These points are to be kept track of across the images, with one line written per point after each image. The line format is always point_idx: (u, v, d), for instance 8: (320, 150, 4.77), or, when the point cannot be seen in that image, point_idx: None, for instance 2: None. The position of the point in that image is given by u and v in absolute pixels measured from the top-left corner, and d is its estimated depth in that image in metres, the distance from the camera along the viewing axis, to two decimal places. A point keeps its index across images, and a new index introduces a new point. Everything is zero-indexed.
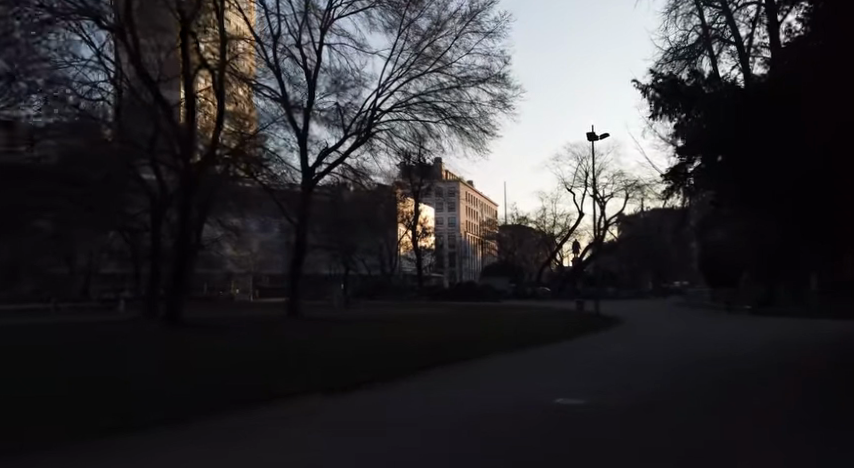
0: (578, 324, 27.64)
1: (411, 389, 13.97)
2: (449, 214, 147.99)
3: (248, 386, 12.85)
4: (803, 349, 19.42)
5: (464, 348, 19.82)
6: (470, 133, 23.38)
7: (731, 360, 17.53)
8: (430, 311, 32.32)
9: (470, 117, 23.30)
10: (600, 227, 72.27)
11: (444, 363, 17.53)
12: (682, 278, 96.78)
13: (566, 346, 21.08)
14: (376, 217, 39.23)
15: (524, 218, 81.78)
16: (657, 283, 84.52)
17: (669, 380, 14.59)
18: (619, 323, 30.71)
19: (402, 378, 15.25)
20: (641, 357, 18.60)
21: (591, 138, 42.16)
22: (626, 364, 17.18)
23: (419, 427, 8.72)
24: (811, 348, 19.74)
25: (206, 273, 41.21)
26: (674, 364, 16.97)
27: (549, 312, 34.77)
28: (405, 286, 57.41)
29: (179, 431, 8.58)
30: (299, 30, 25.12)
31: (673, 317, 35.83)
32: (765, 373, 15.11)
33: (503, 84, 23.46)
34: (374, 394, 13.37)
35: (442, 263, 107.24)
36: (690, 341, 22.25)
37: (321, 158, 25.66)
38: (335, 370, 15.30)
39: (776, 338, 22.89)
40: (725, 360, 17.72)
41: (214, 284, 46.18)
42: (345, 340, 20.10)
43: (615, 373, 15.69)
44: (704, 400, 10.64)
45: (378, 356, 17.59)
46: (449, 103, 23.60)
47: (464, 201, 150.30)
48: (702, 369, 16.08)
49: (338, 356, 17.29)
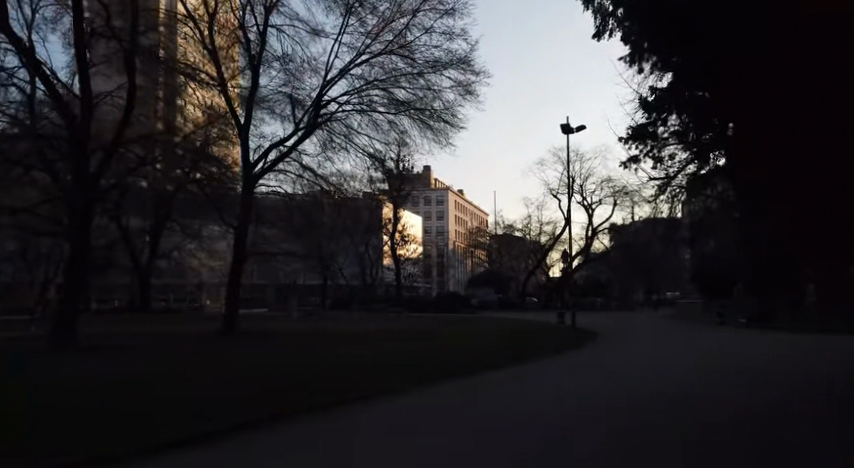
0: (555, 339, 26.21)
1: (356, 412, 12.52)
2: (437, 223, 146.90)
3: (169, 407, 11.40)
4: (793, 367, 18.02)
5: (424, 365, 18.32)
6: (435, 125, 22.20)
7: (711, 379, 16.11)
8: (406, 325, 30.79)
9: (434, 109, 22.13)
10: (588, 235, 71.03)
11: (403, 381, 16.05)
12: (674, 289, 95.75)
13: (537, 364, 19.65)
14: (353, 225, 37.79)
15: (510, 226, 80.64)
16: (649, 294, 83.33)
17: (635, 401, 13.20)
18: (601, 337, 29.25)
19: (352, 399, 13.84)
20: (607, 375, 17.16)
21: (567, 132, 40.89)
22: (601, 384, 15.68)
23: (346, 457, 7.40)
24: (802, 365, 18.37)
25: (176, 282, 39.79)
26: (642, 384, 15.51)
27: (531, 326, 33.26)
28: (386, 296, 55.94)
29: (58, 452, 7.24)
30: (243, 11, 23.77)
31: (657, 331, 34.52)
32: (748, 397, 13.68)
33: (465, 69, 22.25)
34: (312, 416, 11.98)
35: (429, 274, 105.87)
36: (673, 357, 20.80)
37: (267, 154, 24.01)
38: (273, 390, 13.79)
39: (765, 354, 21.48)
40: (704, 378, 16.31)
41: (185, 294, 44.57)
42: (303, 357, 18.61)
43: (587, 394, 14.24)
44: (675, 434, 9.31)
45: (330, 376, 16.06)
46: (412, 94, 22.33)
47: (453, 209, 149.57)
48: (671, 389, 14.60)
49: (281, 375, 15.74)
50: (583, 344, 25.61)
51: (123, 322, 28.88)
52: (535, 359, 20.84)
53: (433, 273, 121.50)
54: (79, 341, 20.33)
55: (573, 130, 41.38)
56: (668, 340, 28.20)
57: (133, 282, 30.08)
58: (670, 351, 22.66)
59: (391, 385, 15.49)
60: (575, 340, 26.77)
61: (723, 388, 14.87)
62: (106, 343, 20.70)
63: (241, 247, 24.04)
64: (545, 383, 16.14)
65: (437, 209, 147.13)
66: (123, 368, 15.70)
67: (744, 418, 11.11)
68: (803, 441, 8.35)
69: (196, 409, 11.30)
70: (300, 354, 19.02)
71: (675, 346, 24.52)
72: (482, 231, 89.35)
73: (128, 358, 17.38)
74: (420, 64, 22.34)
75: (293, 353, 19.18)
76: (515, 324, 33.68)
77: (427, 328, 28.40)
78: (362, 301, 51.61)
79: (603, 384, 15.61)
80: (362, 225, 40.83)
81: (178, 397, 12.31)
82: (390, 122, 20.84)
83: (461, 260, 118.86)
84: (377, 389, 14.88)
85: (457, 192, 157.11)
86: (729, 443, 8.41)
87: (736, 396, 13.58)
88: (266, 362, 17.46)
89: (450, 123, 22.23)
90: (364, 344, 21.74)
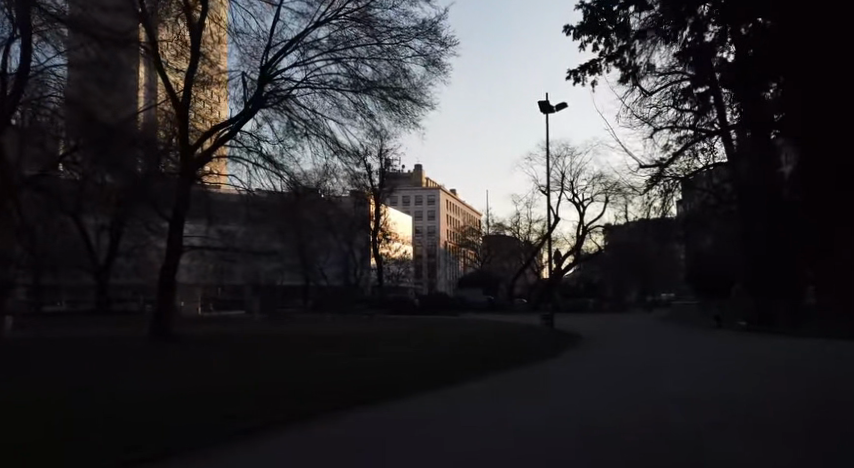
0: (539, 344, 24.63)
1: (304, 425, 10.93)
2: (428, 223, 145.75)
3: (76, 414, 9.65)
4: (799, 375, 16.34)
5: (385, 372, 16.78)
6: (401, 105, 21.08)
7: (706, 388, 14.37)
8: (385, 329, 29.10)
9: (403, 86, 21.00)
10: (580, 233, 69.72)
11: (367, 392, 14.39)
12: (670, 291, 94.18)
13: (518, 372, 18.05)
14: (335, 223, 36.19)
15: (501, 225, 79.44)
16: (643, 295, 81.93)
17: (610, 411, 11.67)
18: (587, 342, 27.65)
19: (304, 409, 12.19)
20: (579, 383, 15.68)
21: (548, 113, 39.42)
22: (587, 393, 14.05)
23: None
24: (808, 374, 16.69)
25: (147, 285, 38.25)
26: (613, 392, 14.08)
27: (517, 329, 31.59)
28: (371, 297, 54.41)
29: None
30: None
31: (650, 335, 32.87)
32: (745, 408, 12.04)
33: (432, 41, 21.09)
34: (255, 425, 10.37)
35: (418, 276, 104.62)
36: (663, 363, 19.14)
37: (218, 137, 22.00)
38: (215, 399, 12.07)
39: (764, 360, 19.84)
40: (701, 387, 14.57)
41: None
42: (262, 363, 16.95)
43: (569, 405, 12.63)
44: (660, 448, 7.78)
45: (288, 384, 14.44)
46: (379, 71, 21.06)
47: (445, 210, 148.78)
48: (642, 399, 13.10)
49: (226, 384, 14.03)
50: (568, 349, 24.03)
51: (73, 325, 27.27)
52: (518, 366, 19.32)
53: (423, 274, 119.73)
54: (6, 346, 18.72)
55: (555, 111, 40.01)
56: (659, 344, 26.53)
57: (88, 281, 28.47)
58: (647, 357, 21.17)
59: (344, 392, 14.03)
60: (561, 345, 25.18)
61: (721, 397, 13.21)
62: (37, 348, 19.13)
63: (183, 243, 22.14)
64: (515, 392, 14.70)
65: (429, 209, 146.21)
66: (39, 375, 14.15)
67: (750, 430, 9.50)
68: (778, 459, 7.03)
69: (112, 417, 9.56)
70: (260, 361, 17.34)
71: (656, 351, 22.99)
72: (473, 230, 88.10)
73: (51, 365, 15.79)
74: (384, 34, 21.04)
75: (251, 360, 17.43)
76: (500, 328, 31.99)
77: (406, 331, 26.75)
78: (343, 303, 49.93)
79: (579, 393, 14.14)
80: (342, 222, 39.30)
81: (92, 402, 10.85)
82: (357, 104, 19.62)
83: (451, 262, 117.52)
84: (342, 401, 13.22)
85: (450, 192, 156.12)
86: (700, 458, 7.14)
87: (708, 407, 12.12)
88: (218, 370, 15.81)
89: (416, 100, 21.10)
90: (333, 350, 20.02)
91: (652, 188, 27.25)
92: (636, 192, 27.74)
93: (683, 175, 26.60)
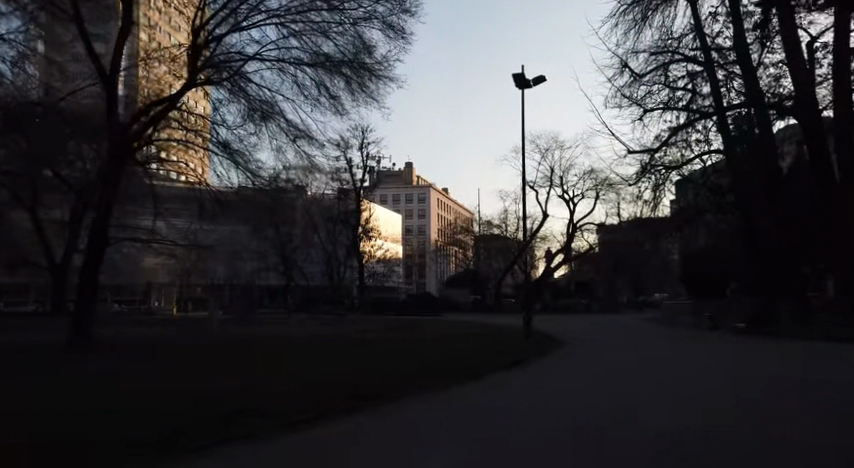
0: (517, 345, 23.53)
1: (260, 420, 9.72)
2: (418, 222, 144.69)
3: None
4: (796, 378, 15.28)
5: (348, 374, 15.63)
6: (366, 81, 20.10)
7: (695, 392, 13.26)
8: (361, 329, 27.88)
9: (367, 60, 19.99)
10: (570, 231, 68.75)
11: (328, 392, 13.18)
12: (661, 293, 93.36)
13: (489, 375, 16.90)
14: (312, 220, 35.06)
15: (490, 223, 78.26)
16: (634, 296, 81.11)
17: (590, 416, 10.43)
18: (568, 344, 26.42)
19: (255, 408, 10.97)
20: (564, 385, 14.97)
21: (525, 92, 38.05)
22: (568, 399, 12.87)
23: None
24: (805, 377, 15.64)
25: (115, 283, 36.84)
26: (604, 394, 13.42)
27: (497, 330, 30.38)
28: (354, 297, 53.22)
29: None
30: None
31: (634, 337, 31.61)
32: (739, 413, 10.92)
33: (396, 8, 20.06)
34: (207, 422, 9.13)
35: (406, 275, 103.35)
36: (648, 365, 18.05)
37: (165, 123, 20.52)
38: (161, 400, 10.85)
39: (756, 363, 18.72)
40: (689, 390, 13.49)
41: None
42: (214, 365, 15.67)
43: (544, 411, 11.44)
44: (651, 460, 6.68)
45: (241, 385, 13.16)
46: (341, 44, 19.97)
47: (436, 208, 147.85)
48: (631, 400, 12.43)
49: (170, 385, 12.71)
50: (549, 351, 22.85)
51: (34, 326, 26.11)
52: (493, 368, 18.13)
53: (413, 273, 119.10)
54: None
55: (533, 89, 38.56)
56: (644, 346, 25.30)
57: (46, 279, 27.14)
58: (633, 358, 20.39)
59: (317, 388, 13.29)
60: (540, 346, 24.05)
61: (715, 402, 12.07)
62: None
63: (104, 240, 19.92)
64: (497, 394, 13.97)
65: (419, 206, 145.15)
66: None
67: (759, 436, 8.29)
68: (781, 460, 6.61)
69: (24, 419, 8.18)
70: (213, 362, 16.07)
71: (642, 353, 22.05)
72: (461, 229, 87.00)
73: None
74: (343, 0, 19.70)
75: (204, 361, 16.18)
76: (480, 329, 30.83)
77: (381, 332, 25.62)
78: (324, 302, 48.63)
79: (563, 395, 13.51)
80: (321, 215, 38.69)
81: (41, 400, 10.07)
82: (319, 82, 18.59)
83: (440, 262, 116.38)
84: (299, 402, 12.03)
85: (441, 191, 155.12)
86: (698, 458, 6.72)
87: (700, 409, 11.46)
88: (158, 371, 14.47)
89: (381, 76, 20.22)
90: (297, 352, 18.78)
91: (641, 182, 26.82)
92: (625, 184, 27.08)
93: (674, 164, 26.37)
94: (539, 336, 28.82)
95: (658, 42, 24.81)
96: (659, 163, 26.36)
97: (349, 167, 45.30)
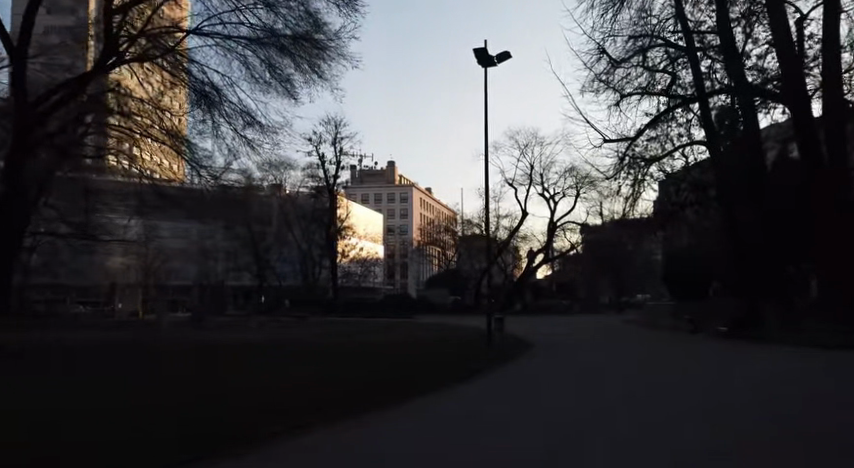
0: (484, 349, 22.62)
1: (189, 420, 8.83)
2: (401, 222, 143.74)
3: None
4: (768, 384, 14.49)
5: (293, 381, 14.64)
6: (318, 62, 19.28)
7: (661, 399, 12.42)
8: (325, 333, 26.77)
9: (319, 39, 19.18)
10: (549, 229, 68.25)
11: (267, 398, 12.20)
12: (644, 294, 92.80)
13: (445, 382, 15.93)
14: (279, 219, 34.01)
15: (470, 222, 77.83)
16: (615, 296, 80.52)
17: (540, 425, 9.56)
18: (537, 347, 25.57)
19: (180, 410, 9.96)
20: (539, 389, 14.33)
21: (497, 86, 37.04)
22: (524, 407, 11.97)
23: None
24: (778, 383, 14.87)
25: None
26: (581, 399, 12.82)
27: (468, 333, 29.48)
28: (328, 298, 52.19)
29: None
30: None
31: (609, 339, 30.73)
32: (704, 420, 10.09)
33: None
34: (118, 425, 8.14)
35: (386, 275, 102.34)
36: (614, 372, 17.18)
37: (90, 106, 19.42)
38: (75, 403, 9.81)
39: (728, 369, 17.88)
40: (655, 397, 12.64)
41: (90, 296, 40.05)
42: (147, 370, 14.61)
43: (494, 419, 10.54)
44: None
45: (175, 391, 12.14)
46: (292, 23, 19.10)
47: (418, 208, 146.97)
48: (605, 406, 11.72)
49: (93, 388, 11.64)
50: (515, 356, 21.97)
51: None
52: (452, 374, 17.26)
53: (393, 274, 118.07)
54: None
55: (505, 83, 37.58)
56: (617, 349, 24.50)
57: None
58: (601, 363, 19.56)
59: (273, 394, 12.51)
60: (507, 350, 23.14)
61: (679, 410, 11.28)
62: None
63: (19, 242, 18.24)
64: (472, 399, 13.34)
65: (401, 206, 144.39)
66: None
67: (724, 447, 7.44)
68: None
69: None
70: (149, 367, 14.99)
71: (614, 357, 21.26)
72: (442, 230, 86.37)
73: None
74: None
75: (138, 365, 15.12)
76: (450, 332, 29.86)
77: (343, 336, 24.53)
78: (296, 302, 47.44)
79: (522, 402, 12.60)
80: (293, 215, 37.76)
81: None
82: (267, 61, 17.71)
83: (422, 263, 115.32)
84: (234, 406, 11.05)
85: (425, 190, 154.61)
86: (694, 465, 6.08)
87: (665, 415, 10.67)
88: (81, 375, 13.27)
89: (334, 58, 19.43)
90: (244, 359, 17.69)
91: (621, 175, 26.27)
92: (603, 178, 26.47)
93: (654, 156, 25.84)
94: (512, 339, 28.15)
95: (638, 27, 24.10)
96: (639, 156, 25.83)
97: (322, 164, 44.24)
